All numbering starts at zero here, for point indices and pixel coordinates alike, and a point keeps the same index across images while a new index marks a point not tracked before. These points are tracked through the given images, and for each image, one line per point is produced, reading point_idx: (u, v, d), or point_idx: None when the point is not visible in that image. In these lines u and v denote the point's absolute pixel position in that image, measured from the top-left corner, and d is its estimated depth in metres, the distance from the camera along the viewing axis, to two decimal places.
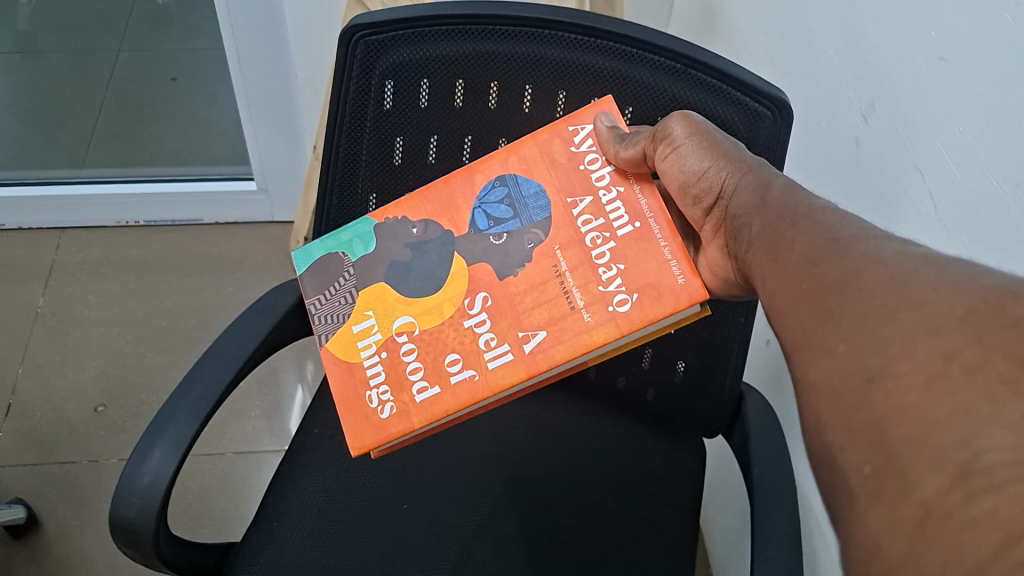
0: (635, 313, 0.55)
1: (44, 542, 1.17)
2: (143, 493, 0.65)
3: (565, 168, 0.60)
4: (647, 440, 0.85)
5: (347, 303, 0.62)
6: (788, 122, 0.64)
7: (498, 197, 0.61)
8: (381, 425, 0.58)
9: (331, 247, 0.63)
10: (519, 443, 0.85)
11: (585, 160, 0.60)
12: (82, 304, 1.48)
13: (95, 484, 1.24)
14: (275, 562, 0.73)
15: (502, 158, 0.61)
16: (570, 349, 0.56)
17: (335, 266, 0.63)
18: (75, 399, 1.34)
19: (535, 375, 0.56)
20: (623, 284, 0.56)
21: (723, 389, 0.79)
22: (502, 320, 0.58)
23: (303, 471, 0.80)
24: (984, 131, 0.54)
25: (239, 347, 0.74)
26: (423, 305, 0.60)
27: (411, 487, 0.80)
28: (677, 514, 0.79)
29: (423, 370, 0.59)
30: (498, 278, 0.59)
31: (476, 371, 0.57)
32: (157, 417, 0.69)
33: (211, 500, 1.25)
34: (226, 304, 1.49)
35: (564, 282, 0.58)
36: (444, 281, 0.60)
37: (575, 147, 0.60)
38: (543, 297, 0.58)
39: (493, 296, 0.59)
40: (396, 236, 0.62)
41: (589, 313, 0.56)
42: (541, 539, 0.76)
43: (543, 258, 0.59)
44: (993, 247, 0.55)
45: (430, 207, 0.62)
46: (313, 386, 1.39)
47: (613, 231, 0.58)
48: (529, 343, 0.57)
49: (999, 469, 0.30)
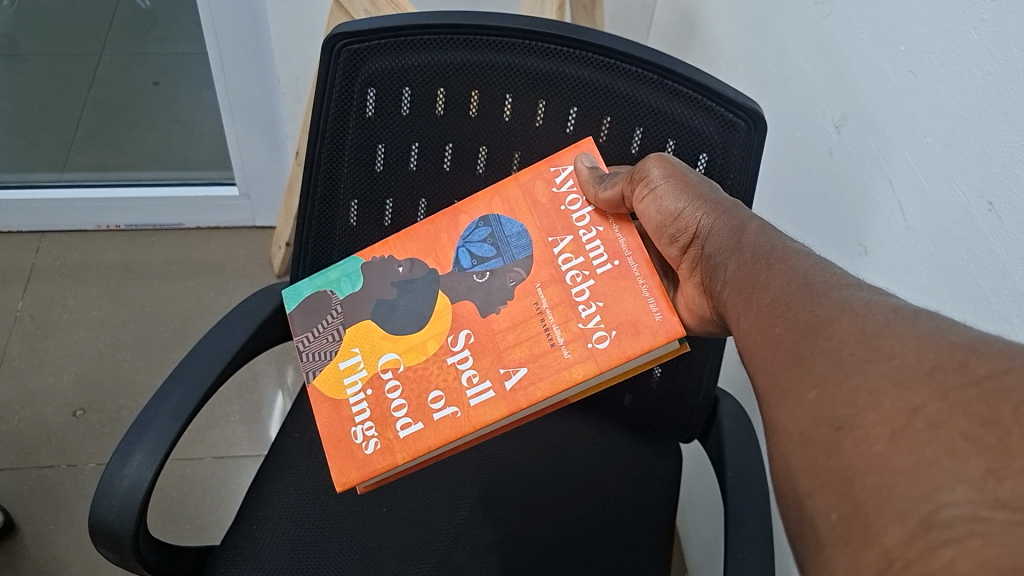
0: (614, 350, 0.56)
1: (21, 547, 1.17)
2: (123, 496, 0.65)
3: (546, 208, 0.62)
4: (624, 447, 0.86)
5: (334, 341, 0.63)
6: (762, 132, 0.65)
7: (481, 238, 0.62)
8: (365, 461, 0.59)
9: (320, 286, 0.66)
10: (499, 450, 0.85)
11: (564, 202, 0.62)
12: (62, 307, 1.47)
13: (73, 488, 1.24)
14: (257, 565, 0.73)
15: (486, 202, 0.63)
16: (550, 388, 0.56)
17: (324, 305, 0.65)
18: (53, 403, 1.34)
19: (516, 412, 0.56)
20: (603, 321, 0.57)
21: (698, 394, 0.80)
22: (484, 357, 0.59)
23: (282, 476, 0.81)
24: (950, 142, 0.56)
25: (221, 353, 0.75)
26: (409, 342, 0.61)
27: (390, 496, 0.80)
28: (651, 518, 0.80)
29: (407, 407, 0.59)
30: (480, 315, 0.60)
31: (458, 408, 0.58)
32: (138, 419, 0.69)
33: (191, 503, 1.25)
34: (207, 308, 1.49)
35: (544, 319, 0.59)
36: (429, 319, 0.62)
37: (556, 190, 0.62)
38: (525, 334, 0.59)
39: (475, 333, 0.60)
40: (384, 275, 0.64)
41: (569, 350, 0.57)
42: (517, 546, 0.77)
43: (524, 297, 0.60)
44: (974, 280, 0.55)
45: (417, 246, 0.64)
46: (293, 390, 1.39)
47: (594, 270, 0.59)
48: (510, 380, 0.57)
49: (959, 523, 0.32)
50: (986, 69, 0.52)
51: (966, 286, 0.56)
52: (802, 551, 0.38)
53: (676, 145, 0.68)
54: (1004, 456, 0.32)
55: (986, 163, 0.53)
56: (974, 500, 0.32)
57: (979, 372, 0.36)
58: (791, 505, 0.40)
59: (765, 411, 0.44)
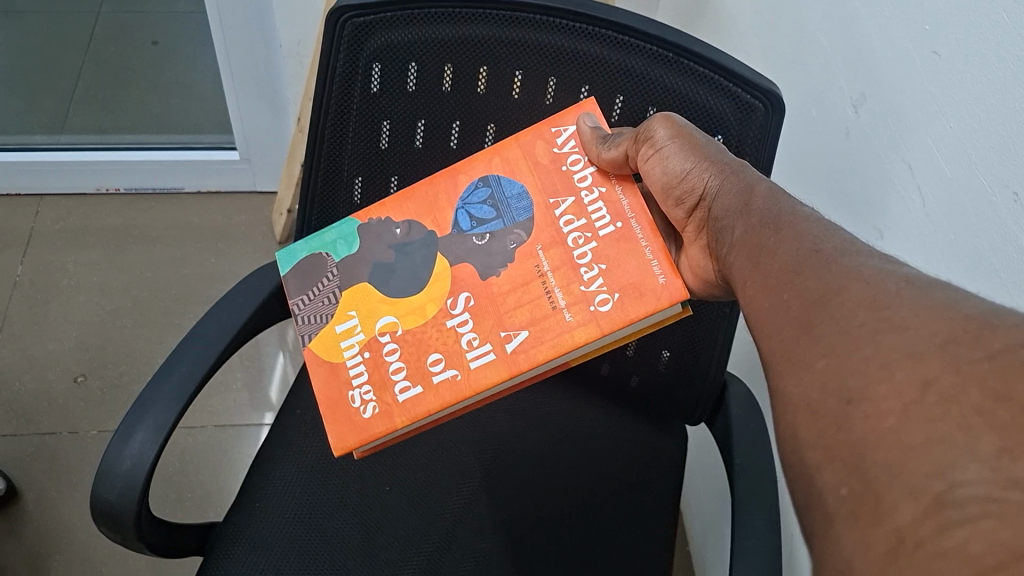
0: (616, 313, 0.55)
1: (24, 514, 1.17)
2: (125, 477, 0.65)
3: (545, 166, 0.60)
4: (631, 425, 0.85)
5: (331, 302, 0.61)
6: (779, 114, 0.63)
7: (480, 200, 0.60)
8: (364, 425, 0.57)
9: (315, 248, 0.63)
10: (504, 429, 0.84)
11: (564, 157, 0.60)
12: (62, 273, 1.46)
13: (75, 456, 1.23)
14: (260, 544, 0.73)
15: (485, 160, 0.61)
16: (550, 352, 0.55)
17: (319, 267, 0.63)
18: (53, 369, 1.33)
19: (517, 374, 0.55)
20: (605, 284, 0.56)
21: (707, 377, 0.79)
22: (485, 320, 0.58)
23: (286, 451, 0.80)
24: (974, 129, 0.54)
25: (224, 330, 0.74)
26: (407, 303, 0.60)
27: (395, 471, 0.80)
28: (655, 497, 0.80)
29: (406, 370, 0.58)
30: (480, 278, 0.59)
31: (459, 371, 0.57)
32: (140, 397, 0.68)
33: (194, 473, 1.24)
34: (208, 275, 1.47)
35: (545, 282, 0.57)
36: (429, 281, 0.60)
37: (557, 148, 0.60)
38: (526, 298, 0.57)
39: (475, 295, 0.59)
40: (382, 237, 0.62)
41: (570, 313, 0.56)
42: (521, 525, 0.77)
43: (525, 259, 0.58)
44: (989, 272, 0.54)
45: (416, 208, 0.62)
46: (295, 357, 1.39)
47: (596, 231, 0.57)
48: (511, 343, 0.56)
49: (973, 503, 0.31)
50: (1013, 56, 0.50)
51: (979, 276, 0.55)
52: (808, 523, 0.37)
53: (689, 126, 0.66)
54: (1018, 433, 0.31)
55: (1010, 154, 0.51)
56: (988, 480, 0.31)
57: (993, 348, 0.34)
58: (800, 491, 0.39)
59: (771, 380, 0.43)
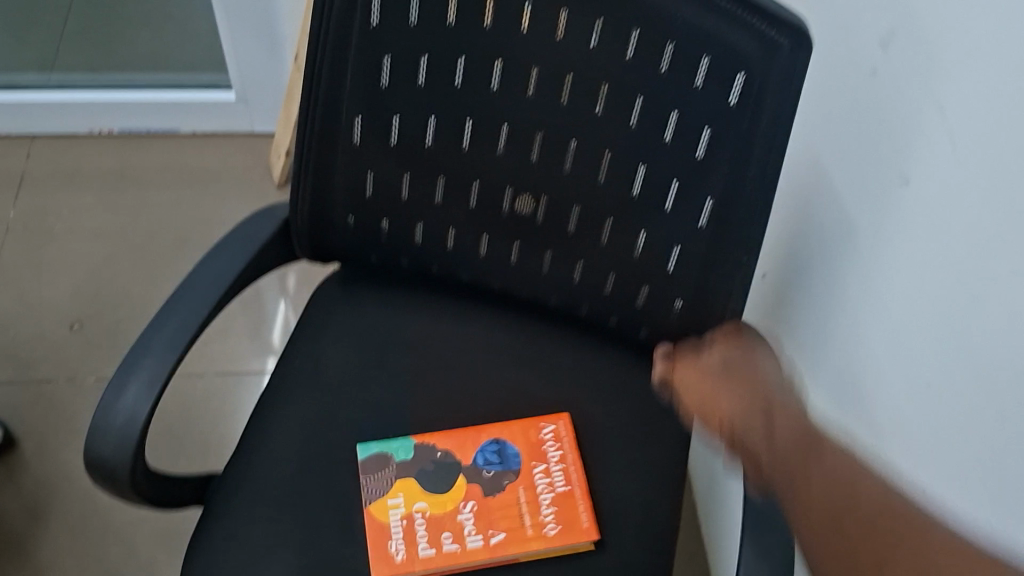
0: (562, 536, 0.71)
1: (23, 462, 1.17)
2: (119, 431, 0.62)
3: (532, 441, 0.77)
4: (642, 376, 0.83)
5: (386, 484, 0.73)
6: (808, 54, 0.57)
7: (490, 455, 0.76)
8: (395, 565, 0.68)
9: (382, 445, 0.75)
10: (510, 379, 0.82)
11: (544, 441, 0.77)
12: (56, 217, 1.42)
13: (73, 403, 1.22)
14: (262, 498, 0.71)
15: (500, 426, 0.78)
16: (522, 559, 0.70)
17: (380, 465, 0.74)
18: (50, 314, 1.31)
19: (496, 560, 0.70)
20: (555, 515, 0.72)
21: (721, 332, 0.73)
22: (484, 518, 0.72)
23: (286, 403, 0.78)
24: (1006, 65, 0.51)
25: (219, 279, 0.71)
26: (438, 497, 0.73)
27: (399, 424, 0.77)
28: (665, 452, 0.78)
29: (430, 539, 0.70)
30: (487, 491, 0.74)
31: (459, 544, 0.70)
32: (133, 349, 0.66)
33: (193, 420, 1.23)
34: (206, 218, 1.44)
35: (522, 510, 0.73)
36: (452, 483, 0.74)
37: (541, 433, 0.77)
38: (506, 501, 0.73)
39: (481, 505, 0.72)
40: (429, 456, 0.75)
41: (536, 530, 0.71)
42: (528, 479, 0.75)
43: (514, 488, 0.74)
44: (988, 265, 0.56)
45: (451, 441, 0.76)
46: (296, 303, 1.36)
47: (556, 487, 0.74)
48: (493, 538, 0.71)
49: None
50: None
51: (992, 242, 0.55)
52: None
53: (711, 63, 0.60)
54: None
55: None
56: None
57: None
58: None
59: None
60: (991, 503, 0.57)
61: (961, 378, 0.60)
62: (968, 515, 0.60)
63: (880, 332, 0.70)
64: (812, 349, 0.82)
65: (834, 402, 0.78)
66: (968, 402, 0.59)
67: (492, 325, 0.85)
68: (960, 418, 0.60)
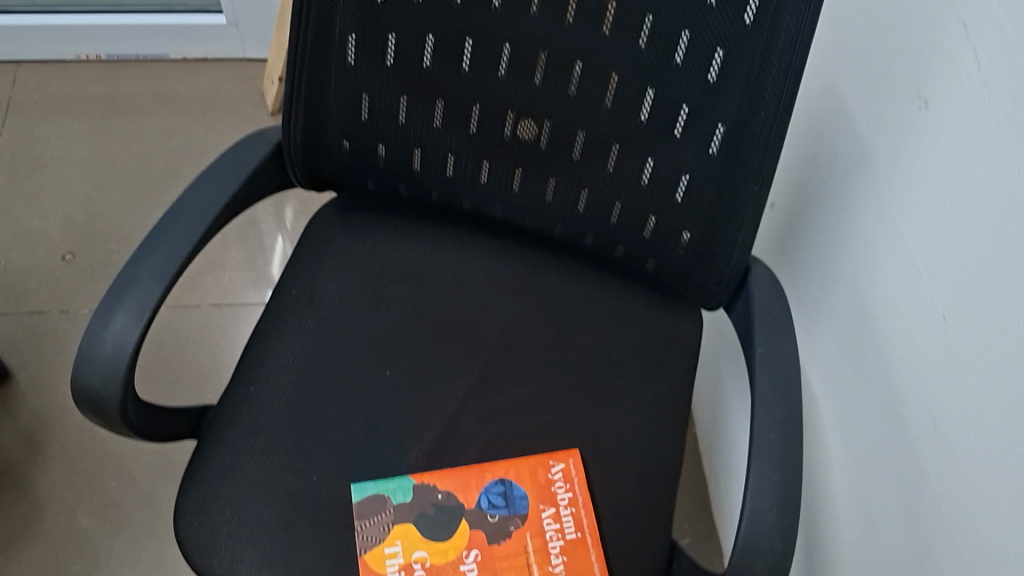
0: None
1: (18, 394, 1.15)
2: (106, 363, 0.60)
3: (540, 482, 0.70)
4: (645, 309, 0.81)
5: (383, 531, 0.67)
6: None
7: (495, 498, 0.69)
8: None
9: (380, 485, 0.69)
10: (511, 311, 0.79)
11: (552, 482, 0.70)
12: (44, 145, 1.38)
13: (67, 335, 1.20)
14: (257, 430, 0.70)
15: (505, 464, 0.71)
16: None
17: (378, 506, 0.68)
18: (41, 245, 1.28)
19: None
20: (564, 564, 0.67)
21: (729, 263, 0.71)
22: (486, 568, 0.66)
23: (280, 334, 0.75)
24: None
25: (208, 206, 0.68)
26: (439, 543, 0.67)
27: (397, 356, 0.75)
28: (668, 388, 0.76)
29: None
30: (490, 536, 0.68)
31: None
32: (120, 277, 0.63)
33: (187, 353, 1.21)
34: (198, 147, 1.40)
35: (529, 558, 0.67)
36: (452, 531, 0.68)
37: (549, 473, 0.71)
38: (513, 551, 0.67)
39: (485, 555, 0.67)
40: (428, 500, 0.69)
41: None
42: (528, 415, 0.74)
43: (520, 533, 0.68)
44: (1005, 178, 0.54)
45: (453, 482, 0.69)
46: (293, 235, 1.34)
47: (565, 532, 0.68)
48: None
49: None
50: None
51: (1013, 160, 0.53)
52: None
53: None
54: None
55: None
56: None
57: None
58: None
59: None
60: (1002, 441, 0.56)
61: (976, 313, 0.58)
62: (975, 451, 0.59)
63: (890, 263, 0.68)
64: (817, 280, 0.80)
65: (839, 335, 0.76)
66: (981, 338, 0.58)
67: (493, 255, 0.83)
68: (972, 354, 0.59)
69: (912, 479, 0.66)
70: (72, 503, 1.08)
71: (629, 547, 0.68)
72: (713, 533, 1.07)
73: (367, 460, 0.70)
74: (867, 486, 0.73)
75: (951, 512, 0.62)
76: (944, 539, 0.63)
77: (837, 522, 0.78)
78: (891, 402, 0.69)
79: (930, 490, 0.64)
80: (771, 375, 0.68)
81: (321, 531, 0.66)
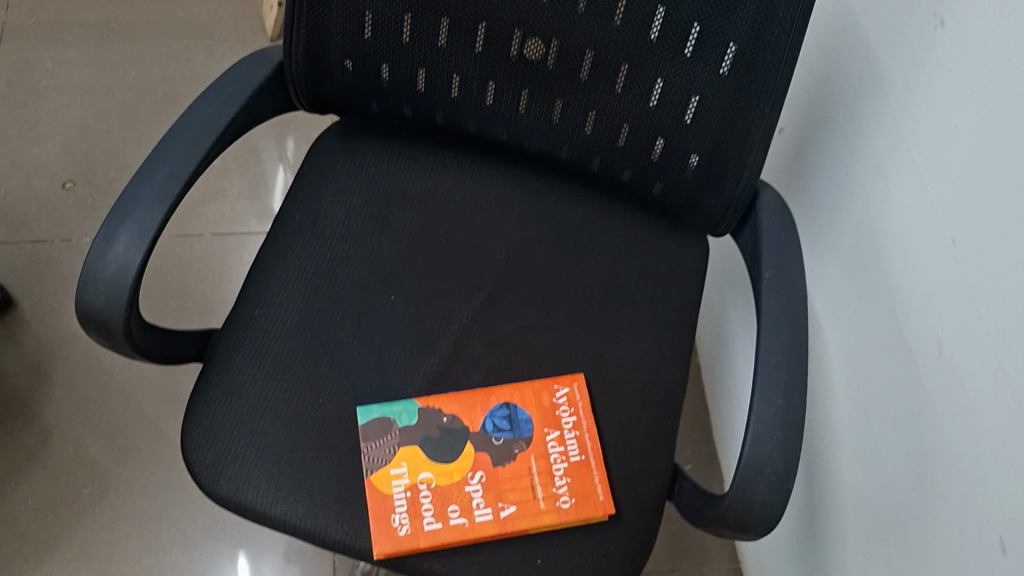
0: (573, 511, 0.66)
1: (23, 322, 1.16)
2: (110, 283, 0.60)
3: (545, 406, 0.71)
4: (651, 235, 0.80)
5: (389, 453, 0.67)
6: None
7: (500, 421, 0.69)
8: (401, 538, 0.64)
9: (387, 409, 0.69)
10: (516, 237, 0.79)
11: (558, 406, 0.70)
12: (41, 71, 1.36)
13: (70, 264, 1.20)
14: (262, 352, 0.70)
15: (511, 387, 0.71)
16: (533, 534, 0.66)
17: (385, 431, 0.68)
18: (40, 174, 1.27)
19: (504, 535, 0.65)
20: (569, 487, 0.67)
21: (738, 187, 0.70)
22: (490, 490, 0.67)
23: (284, 258, 0.75)
24: None
25: (209, 126, 0.67)
26: (444, 466, 0.67)
27: (402, 281, 0.75)
28: (673, 314, 0.76)
29: (435, 512, 0.65)
30: (495, 459, 0.68)
31: (466, 518, 0.65)
32: (122, 196, 0.62)
33: (190, 282, 1.21)
34: (197, 75, 1.38)
35: (533, 481, 0.67)
36: (458, 454, 0.68)
37: (554, 397, 0.71)
38: (518, 474, 0.68)
39: (490, 476, 0.67)
40: (434, 422, 0.69)
41: (545, 502, 0.67)
42: (533, 340, 0.74)
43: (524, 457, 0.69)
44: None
45: (458, 405, 0.70)
46: (294, 165, 1.32)
47: (569, 456, 0.69)
48: (503, 511, 0.66)
49: None
50: None
51: None
52: None
53: None
54: None
55: None
56: None
57: None
58: None
59: None
60: (1010, 368, 0.56)
61: (988, 239, 0.57)
62: (979, 374, 0.59)
63: (900, 186, 0.67)
64: (825, 205, 0.79)
65: (845, 261, 0.76)
66: (990, 261, 0.57)
67: (499, 180, 0.82)
68: (980, 277, 0.58)
69: (915, 403, 0.67)
70: (80, 430, 1.10)
71: (630, 470, 0.69)
72: (713, 460, 1.08)
73: (373, 383, 0.70)
74: (869, 412, 0.73)
75: (954, 439, 0.62)
76: (944, 461, 0.63)
77: (838, 447, 0.79)
78: (897, 328, 0.68)
79: (932, 413, 0.64)
80: (777, 300, 0.67)
81: (328, 452, 0.67)
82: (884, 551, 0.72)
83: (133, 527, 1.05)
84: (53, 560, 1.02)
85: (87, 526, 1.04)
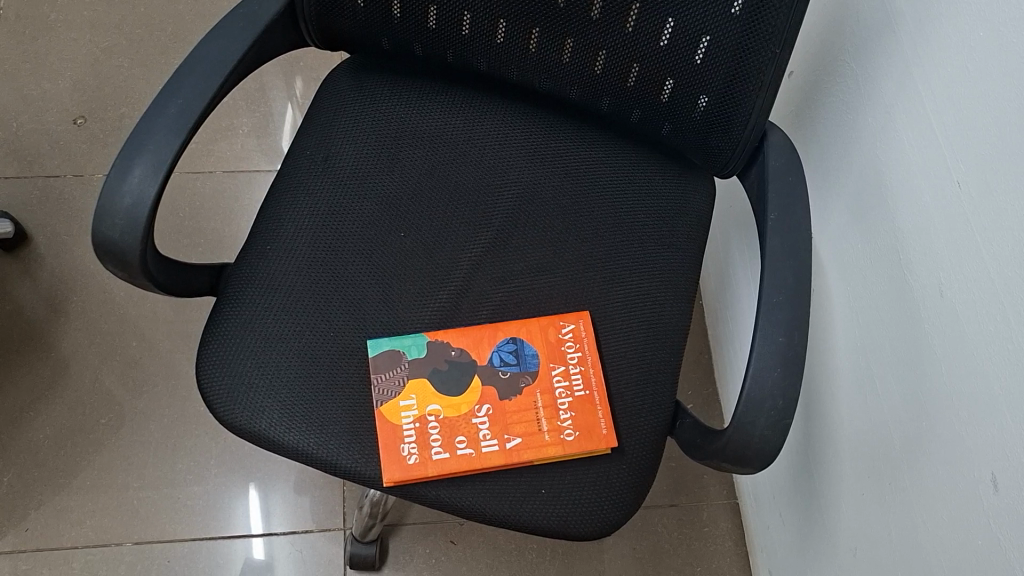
0: (576, 444, 0.68)
1: (37, 256, 1.17)
2: (126, 215, 0.61)
3: (551, 341, 0.72)
4: (658, 176, 0.81)
5: (399, 384, 0.69)
6: None
7: (506, 356, 0.71)
8: (410, 467, 0.66)
9: (396, 344, 0.70)
10: (524, 176, 0.79)
11: (563, 342, 0.72)
12: (48, 6, 1.35)
13: (82, 200, 1.21)
14: (275, 286, 0.71)
15: (518, 323, 0.73)
16: (537, 465, 0.68)
17: (394, 364, 0.70)
18: (51, 109, 1.27)
19: (510, 465, 0.67)
20: (573, 421, 0.69)
21: (745, 128, 0.71)
22: (496, 423, 0.69)
23: (296, 195, 0.76)
24: None
25: (220, 61, 0.67)
26: (452, 399, 0.70)
27: (411, 219, 0.76)
28: (677, 254, 0.77)
29: (442, 443, 0.68)
30: (502, 394, 0.70)
31: (473, 449, 0.68)
32: (135, 129, 0.63)
33: (202, 218, 1.22)
34: (205, 11, 1.37)
35: (538, 415, 0.70)
36: (466, 389, 0.70)
37: (560, 333, 0.72)
38: (523, 409, 0.70)
39: (496, 409, 0.69)
40: (443, 357, 0.71)
41: (550, 435, 0.69)
42: (539, 279, 0.75)
43: (530, 392, 0.71)
44: None
45: (466, 339, 0.72)
46: (303, 104, 1.32)
47: (574, 391, 0.71)
48: (508, 443, 0.68)
49: None
50: None
51: None
52: None
53: None
54: None
55: None
56: None
57: None
58: None
59: None
60: (1010, 314, 0.57)
61: (993, 185, 0.58)
62: (979, 317, 0.60)
63: (908, 129, 0.67)
64: (833, 148, 0.79)
65: (851, 204, 0.76)
66: (994, 207, 0.58)
67: (508, 119, 0.82)
68: (983, 222, 0.59)
69: (914, 345, 0.68)
70: (95, 362, 1.12)
71: (632, 406, 0.71)
72: (714, 400, 1.11)
73: (382, 318, 0.71)
74: (869, 353, 0.74)
75: (952, 381, 0.63)
76: (941, 401, 0.65)
77: (837, 387, 0.81)
78: (899, 270, 0.69)
79: (931, 354, 0.66)
80: (782, 241, 0.68)
81: (338, 384, 0.68)
82: (878, 487, 0.74)
83: (149, 456, 1.08)
84: (72, 487, 1.05)
85: (106, 455, 1.08)
